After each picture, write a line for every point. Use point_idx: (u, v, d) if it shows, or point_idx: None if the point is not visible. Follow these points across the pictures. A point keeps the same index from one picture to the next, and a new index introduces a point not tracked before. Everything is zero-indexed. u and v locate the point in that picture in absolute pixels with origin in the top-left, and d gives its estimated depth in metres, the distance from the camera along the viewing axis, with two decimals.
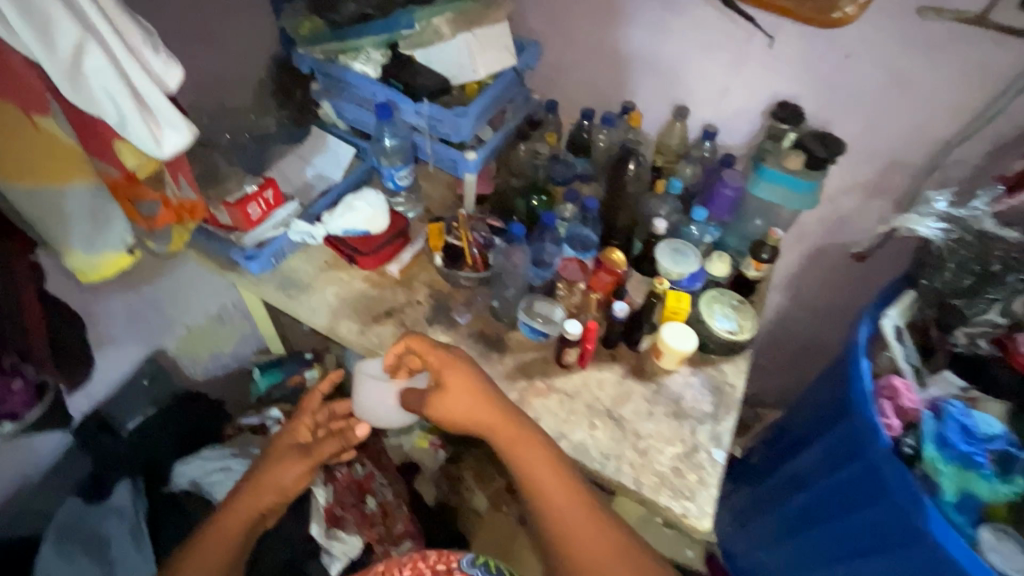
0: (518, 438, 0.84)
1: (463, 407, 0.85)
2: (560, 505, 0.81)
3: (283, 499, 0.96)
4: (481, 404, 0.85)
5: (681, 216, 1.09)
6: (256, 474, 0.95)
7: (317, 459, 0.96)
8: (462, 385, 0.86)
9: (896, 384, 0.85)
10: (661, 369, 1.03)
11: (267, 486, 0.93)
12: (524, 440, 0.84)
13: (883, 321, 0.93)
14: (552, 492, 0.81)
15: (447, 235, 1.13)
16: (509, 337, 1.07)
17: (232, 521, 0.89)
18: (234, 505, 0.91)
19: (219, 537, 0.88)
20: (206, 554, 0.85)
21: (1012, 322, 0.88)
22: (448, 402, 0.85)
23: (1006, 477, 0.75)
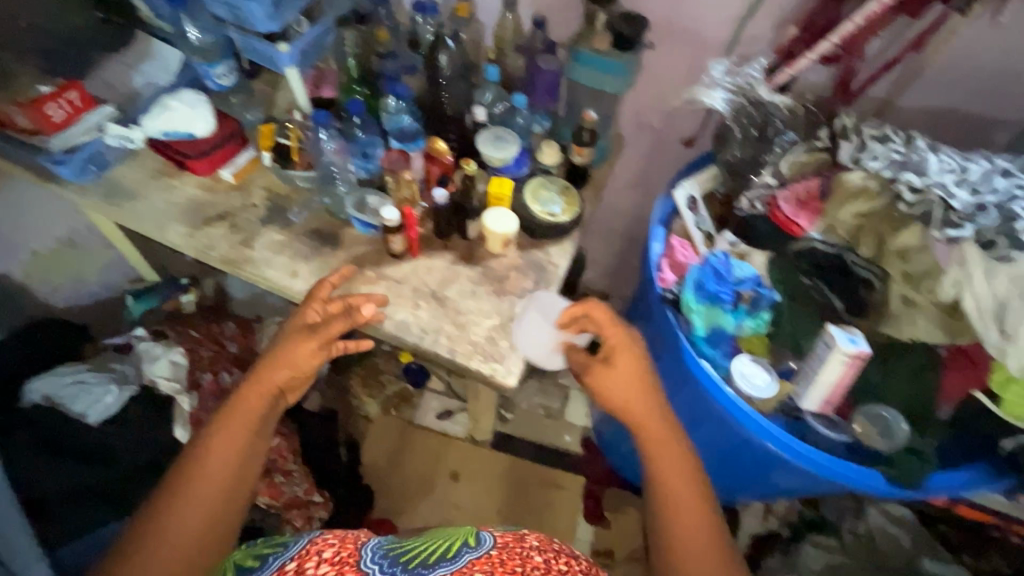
0: (659, 426, 0.89)
1: (625, 380, 0.91)
2: (686, 510, 0.85)
3: (299, 379, 0.95)
4: (645, 378, 0.89)
5: (507, 106, 1.12)
6: (268, 362, 0.93)
7: (330, 344, 0.95)
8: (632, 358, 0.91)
9: (673, 243, 0.93)
10: (488, 253, 1.09)
11: (280, 368, 0.92)
12: (660, 438, 0.89)
13: (676, 192, 1.00)
14: (675, 482, 0.86)
15: (276, 135, 1.12)
16: (342, 232, 1.09)
17: (251, 403, 0.90)
18: (252, 388, 0.91)
19: (239, 421, 0.88)
20: (227, 436, 0.87)
21: (779, 182, 0.93)
22: (630, 380, 0.91)
23: (753, 313, 0.87)
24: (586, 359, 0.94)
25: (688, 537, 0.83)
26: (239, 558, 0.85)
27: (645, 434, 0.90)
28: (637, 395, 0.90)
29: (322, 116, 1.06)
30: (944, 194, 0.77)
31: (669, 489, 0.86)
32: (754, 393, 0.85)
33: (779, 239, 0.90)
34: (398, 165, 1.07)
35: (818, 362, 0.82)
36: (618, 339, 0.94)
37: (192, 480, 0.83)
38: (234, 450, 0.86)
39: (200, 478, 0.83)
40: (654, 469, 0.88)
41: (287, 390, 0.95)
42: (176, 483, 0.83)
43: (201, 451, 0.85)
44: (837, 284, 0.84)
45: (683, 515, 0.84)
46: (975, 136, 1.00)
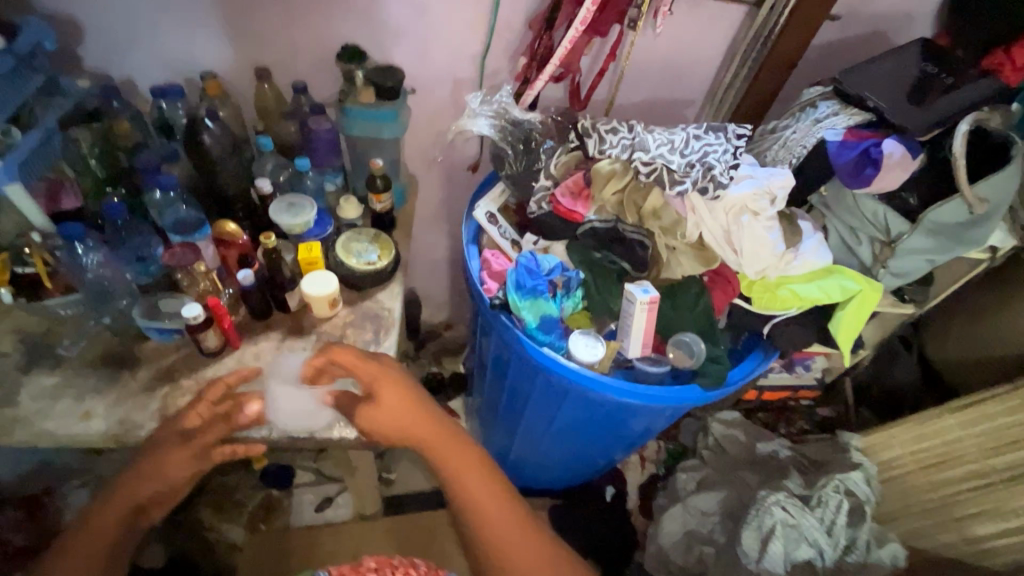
0: (444, 441, 0.83)
1: (393, 417, 0.84)
2: (495, 515, 0.78)
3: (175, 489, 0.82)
4: (414, 402, 0.86)
5: (291, 172, 1.11)
6: (128, 475, 0.80)
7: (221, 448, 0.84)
8: (394, 389, 0.87)
9: (486, 256, 1.03)
10: (318, 318, 1.06)
11: (141, 487, 0.80)
12: (449, 446, 0.83)
13: (476, 212, 1.11)
14: (484, 505, 0.79)
15: (14, 267, 0.93)
16: (138, 349, 0.96)
17: (104, 516, 0.78)
18: (105, 505, 0.79)
19: (97, 526, 0.77)
20: (80, 545, 0.75)
21: (553, 182, 1.09)
22: (400, 411, 0.85)
23: (570, 294, 1.01)
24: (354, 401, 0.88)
25: (501, 538, 0.77)
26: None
27: (434, 460, 0.83)
28: (416, 419, 0.84)
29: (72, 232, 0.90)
30: (666, 161, 0.98)
31: (472, 500, 0.79)
32: (593, 359, 0.97)
33: (568, 228, 1.05)
34: (188, 259, 0.95)
35: (628, 316, 0.98)
36: (381, 380, 0.87)
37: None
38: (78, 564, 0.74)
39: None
40: (460, 489, 0.80)
41: (148, 508, 0.81)
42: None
43: (52, 557, 0.75)
44: (620, 251, 1.01)
45: (491, 516, 0.78)
46: (675, 114, 1.31)
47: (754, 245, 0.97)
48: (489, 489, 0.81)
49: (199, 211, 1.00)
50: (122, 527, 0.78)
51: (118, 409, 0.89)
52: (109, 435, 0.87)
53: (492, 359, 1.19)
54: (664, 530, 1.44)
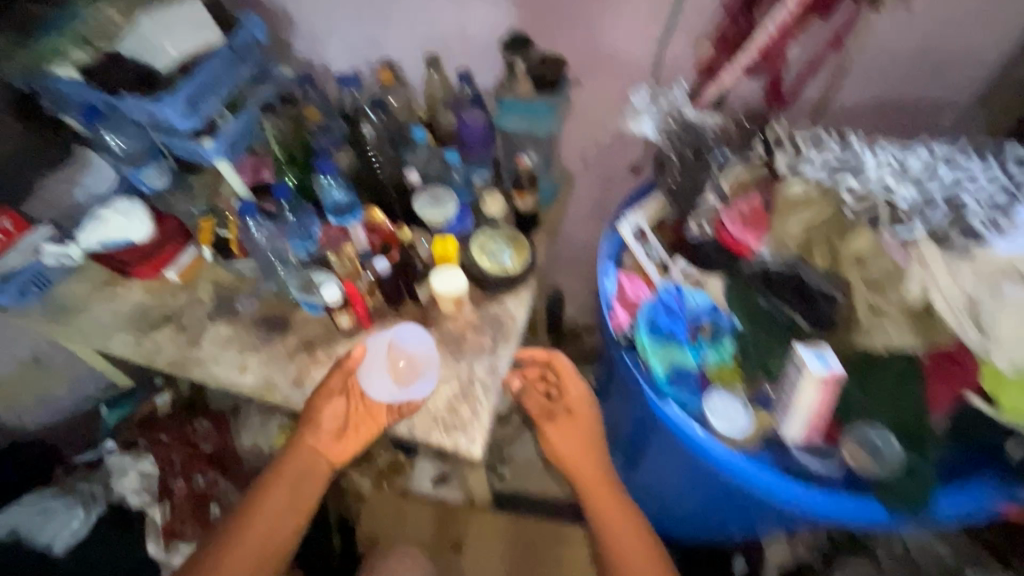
0: (610, 498, 0.96)
1: (567, 450, 1.00)
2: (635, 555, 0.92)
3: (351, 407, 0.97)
4: (588, 444, 1.00)
5: (442, 164, 1.10)
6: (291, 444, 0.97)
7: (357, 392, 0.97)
8: (587, 420, 1.01)
9: (621, 282, 0.90)
10: (442, 315, 1.05)
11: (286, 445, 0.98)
12: (606, 498, 0.96)
13: (622, 225, 0.96)
14: (631, 555, 0.92)
15: (217, 228, 1.10)
16: (292, 316, 1.06)
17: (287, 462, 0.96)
18: (297, 456, 0.97)
19: (290, 474, 0.95)
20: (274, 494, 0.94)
21: (723, 201, 0.87)
22: (580, 436, 1.01)
23: (716, 344, 0.84)
24: (550, 406, 1.03)
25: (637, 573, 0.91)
26: None
27: (586, 476, 0.98)
28: (587, 449, 0.99)
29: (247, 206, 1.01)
30: (888, 194, 0.74)
31: (602, 506, 0.96)
32: (732, 432, 0.78)
33: (731, 262, 0.85)
34: (340, 241, 1.04)
35: (792, 387, 0.76)
36: (581, 409, 1.02)
37: (257, 518, 0.92)
38: (274, 499, 0.93)
39: (258, 523, 0.91)
40: (594, 498, 0.97)
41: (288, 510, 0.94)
42: (243, 513, 0.92)
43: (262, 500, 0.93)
44: (798, 304, 0.78)
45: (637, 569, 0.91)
46: (918, 121, 0.96)
47: (1017, 328, 0.67)
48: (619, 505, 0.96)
49: (354, 195, 1.06)
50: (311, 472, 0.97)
51: (268, 367, 1.01)
52: (257, 389, 0.99)
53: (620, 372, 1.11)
54: None
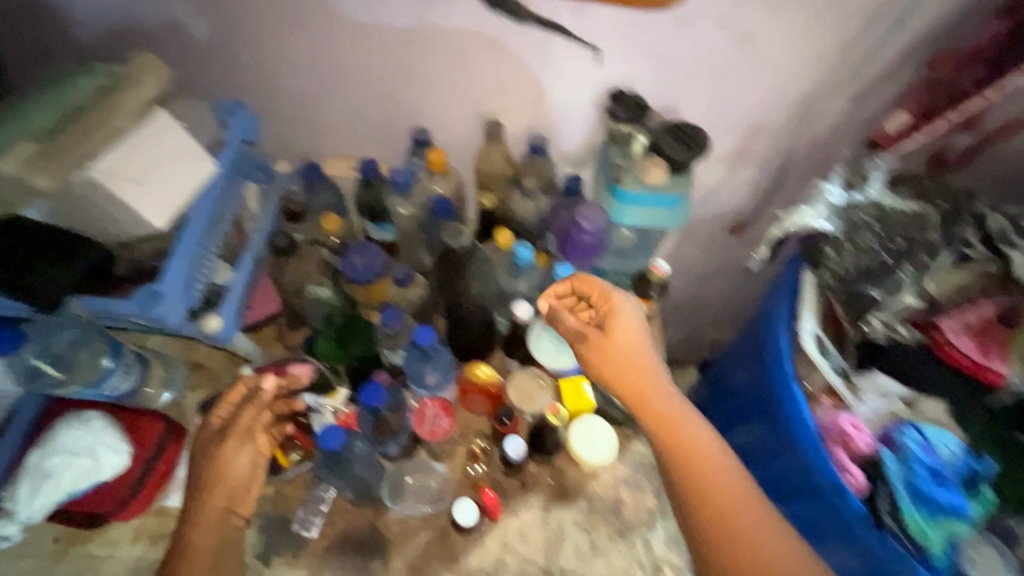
0: (665, 408, 0.67)
1: (615, 357, 0.68)
2: (721, 503, 0.64)
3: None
4: (640, 352, 0.69)
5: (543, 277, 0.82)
6: (256, 468, 0.72)
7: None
8: (626, 335, 0.69)
9: (845, 428, 0.73)
10: (585, 474, 0.82)
11: (226, 471, 0.69)
12: (689, 439, 0.66)
13: (803, 337, 0.78)
14: (715, 492, 0.64)
15: None
16: (384, 525, 0.77)
17: (234, 471, 0.70)
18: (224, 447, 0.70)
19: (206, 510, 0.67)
20: (203, 531, 0.66)
21: (928, 303, 0.75)
22: (624, 363, 0.68)
23: (974, 495, 0.68)
24: (576, 329, 0.70)
25: (722, 513, 0.64)
26: None
27: (620, 371, 0.68)
28: (651, 390, 0.68)
29: (337, 443, 0.64)
30: None
31: (699, 475, 0.65)
32: None
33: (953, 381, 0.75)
34: (444, 426, 0.75)
35: None
36: (630, 351, 0.68)
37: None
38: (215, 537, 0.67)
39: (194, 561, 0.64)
40: (644, 411, 0.67)
41: (236, 504, 0.71)
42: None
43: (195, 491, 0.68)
44: None
45: (729, 518, 0.63)
46: None
47: None
48: (694, 426, 0.67)
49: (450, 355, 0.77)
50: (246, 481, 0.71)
51: None
52: None
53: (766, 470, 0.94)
54: None
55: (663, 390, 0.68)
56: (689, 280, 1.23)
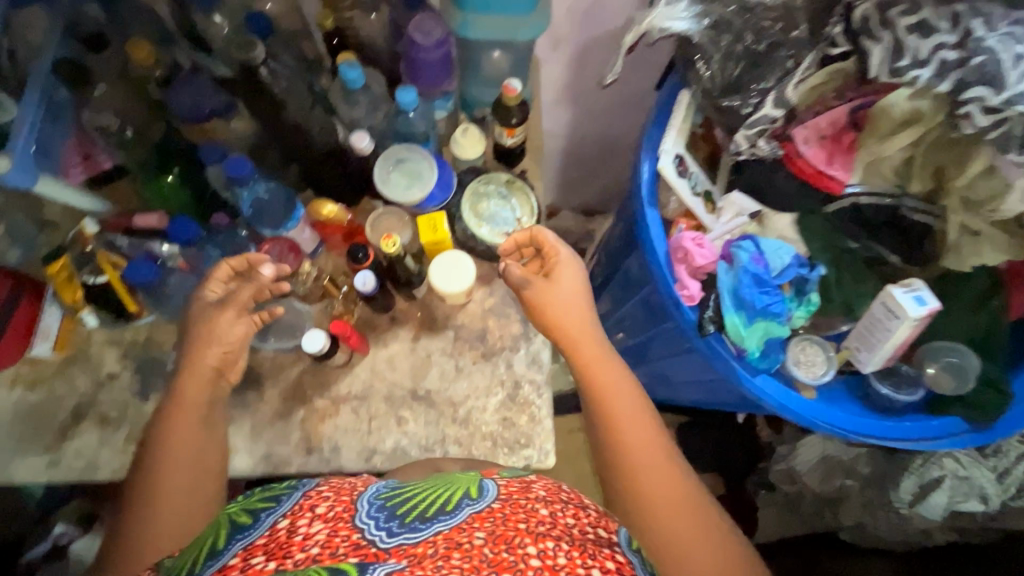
0: (593, 349, 0.69)
1: (554, 304, 0.72)
2: (642, 454, 0.62)
3: (399, 488, 0.54)
4: (582, 306, 0.72)
5: (392, 106, 0.76)
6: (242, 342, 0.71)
7: (575, 562, 0.46)
8: (571, 286, 0.72)
9: (685, 245, 0.73)
10: (452, 306, 0.84)
11: (222, 336, 0.69)
12: (615, 388, 0.67)
13: (662, 158, 0.76)
14: (634, 436, 0.64)
15: (81, 274, 0.75)
16: (257, 361, 0.80)
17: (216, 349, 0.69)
18: (199, 365, 0.68)
19: (185, 435, 0.65)
20: (188, 401, 0.66)
21: (787, 113, 0.71)
22: (563, 309, 0.71)
23: (801, 300, 0.72)
24: (523, 277, 0.72)
25: (637, 456, 0.62)
26: (232, 515, 0.55)
27: (557, 321, 0.71)
28: (588, 335, 0.70)
29: (148, 276, 0.72)
30: None
31: (620, 425, 0.64)
32: (815, 382, 0.76)
33: (805, 194, 0.74)
34: (292, 263, 0.76)
35: (885, 331, 0.71)
36: (575, 302, 0.72)
37: (154, 543, 0.60)
38: (200, 413, 0.67)
39: (173, 435, 0.64)
40: (576, 355, 0.69)
41: (227, 368, 0.71)
42: (134, 504, 0.62)
43: (169, 413, 0.66)
44: (890, 239, 0.71)
45: (646, 462, 0.62)
46: None
47: None
48: (621, 373, 0.68)
49: (292, 194, 0.74)
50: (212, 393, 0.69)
51: (258, 443, 0.78)
52: (260, 472, 0.78)
53: (642, 299, 0.97)
54: (799, 455, 1.31)
55: (596, 336, 0.71)
56: (593, 116, 1.17)
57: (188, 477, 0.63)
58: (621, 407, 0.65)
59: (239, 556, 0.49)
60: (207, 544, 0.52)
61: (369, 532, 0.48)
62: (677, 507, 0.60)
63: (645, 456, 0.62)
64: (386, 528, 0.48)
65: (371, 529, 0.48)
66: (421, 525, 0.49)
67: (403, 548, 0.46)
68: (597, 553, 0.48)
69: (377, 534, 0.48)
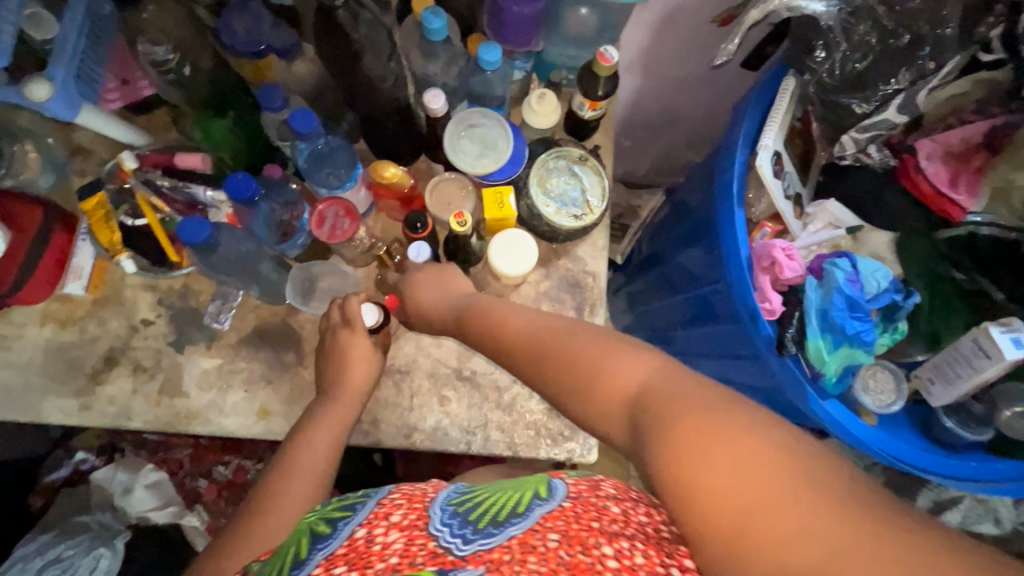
0: (491, 307, 0.61)
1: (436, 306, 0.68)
2: (591, 369, 0.48)
3: (470, 492, 0.45)
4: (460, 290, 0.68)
5: (468, 61, 0.68)
6: (373, 368, 0.71)
7: (655, 561, 0.39)
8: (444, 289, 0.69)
9: (775, 255, 0.66)
10: (505, 286, 0.79)
11: (350, 367, 0.69)
12: (526, 327, 0.55)
13: (761, 153, 0.66)
14: (574, 352, 0.50)
15: (119, 215, 0.70)
16: (297, 323, 0.76)
17: (358, 374, 0.70)
18: (343, 386, 0.69)
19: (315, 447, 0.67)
20: (324, 424, 0.68)
21: (911, 120, 0.65)
22: (449, 297, 0.68)
23: (887, 326, 0.67)
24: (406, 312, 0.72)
25: (590, 380, 0.48)
26: (311, 525, 0.46)
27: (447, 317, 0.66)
28: (482, 304, 0.62)
29: (206, 237, 0.60)
30: None
31: (550, 352, 0.52)
32: (881, 411, 0.72)
33: (911, 212, 0.67)
34: (347, 228, 0.67)
35: (968, 368, 0.65)
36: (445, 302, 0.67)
37: (257, 534, 0.59)
38: (333, 431, 0.68)
39: (305, 451, 0.66)
40: (479, 321, 0.60)
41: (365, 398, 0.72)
42: (262, 490, 0.65)
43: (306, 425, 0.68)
44: (998, 273, 0.66)
45: (600, 378, 0.47)
46: None
47: None
48: (526, 310, 0.58)
49: (353, 153, 0.68)
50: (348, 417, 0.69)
51: (295, 409, 0.75)
52: None
53: (698, 296, 0.92)
54: None
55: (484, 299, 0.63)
56: (664, 86, 1.07)
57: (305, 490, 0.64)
58: (543, 335, 0.54)
59: (320, 566, 0.41)
60: (288, 556, 0.43)
61: (444, 541, 0.40)
62: (658, 388, 0.44)
63: (607, 365, 0.47)
64: (461, 535, 0.40)
65: (448, 537, 0.40)
66: (495, 530, 0.40)
67: (482, 554, 0.38)
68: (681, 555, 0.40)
69: (452, 542, 0.39)
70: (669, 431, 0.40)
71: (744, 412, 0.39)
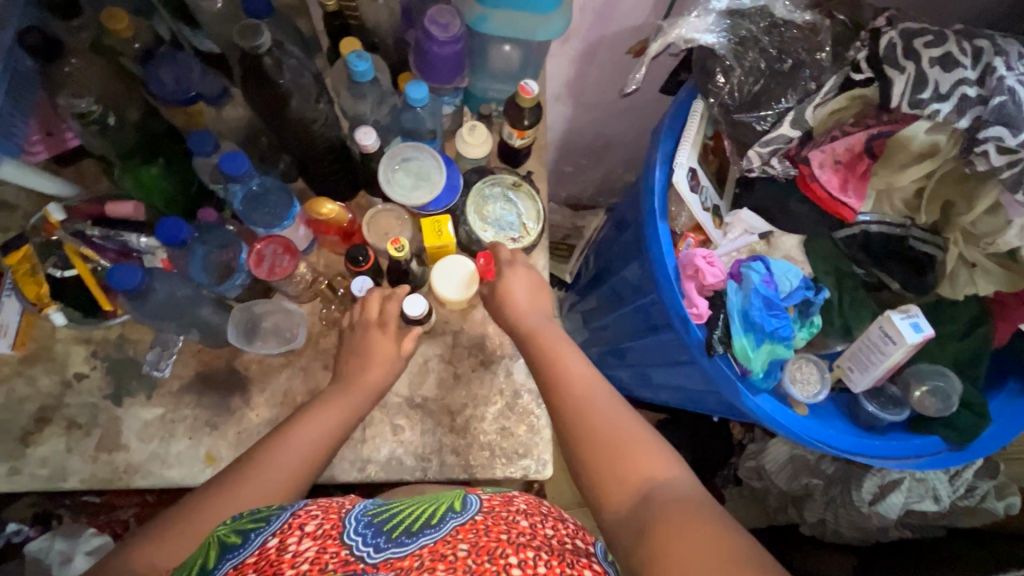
0: (566, 359, 0.66)
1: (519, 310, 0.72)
2: (631, 463, 0.55)
3: (389, 503, 0.47)
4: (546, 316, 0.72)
5: (399, 99, 0.72)
6: (390, 375, 0.71)
7: (557, 572, 0.41)
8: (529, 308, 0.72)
9: (697, 263, 0.70)
10: (451, 311, 0.81)
11: (364, 362, 0.69)
12: (590, 392, 0.62)
13: (676, 168, 0.72)
14: (619, 437, 0.57)
15: (46, 267, 0.69)
16: (242, 364, 0.75)
17: (371, 376, 0.69)
18: (360, 369, 0.69)
19: (312, 432, 0.64)
20: (326, 411, 0.66)
21: (804, 133, 0.70)
22: (538, 312, 0.72)
23: (804, 321, 0.73)
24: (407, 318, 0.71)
25: (625, 466, 0.55)
26: (219, 536, 0.46)
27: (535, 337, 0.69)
28: (562, 348, 0.67)
29: (139, 283, 0.59)
30: None
31: (599, 426, 0.59)
32: (809, 400, 0.77)
33: (814, 216, 0.74)
34: (287, 265, 0.69)
35: (879, 353, 0.72)
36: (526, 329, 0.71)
37: (195, 524, 0.56)
38: (335, 419, 0.66)
39: (290, 443, 0.63)
40: (550, 366, 0.66)
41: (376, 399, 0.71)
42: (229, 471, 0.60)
43: (312, 410, 0.66)
44: (893, 267, 0.74)
45: (632, 471, 0.55)
46: None
47: None
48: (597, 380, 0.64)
49: (288, 190, 0.69)
50: (352, 415, 0.67)
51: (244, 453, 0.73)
52: None
53: (638, 307, 0.96)
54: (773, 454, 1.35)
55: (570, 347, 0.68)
56: (594, 114, 1.14)
57: (282, 483, 0.60)
58: (604, 410, 0.60)
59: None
60: (196, 564, 0.45)
61: (357, 549, 0.42)
62: (676, 506, 0.49)
63: (642, 468, 0.55)
64: (372, 544, 0.43)
65: (360, 546, 0.43)
66: (406, 540, 0.43)
67: (390, 562, 0.41)
68: (577, 561, 0.43)
69: (365, 550, 0.42)
70: (657, 523, 0.48)
71: (733, 536, 0.45)
